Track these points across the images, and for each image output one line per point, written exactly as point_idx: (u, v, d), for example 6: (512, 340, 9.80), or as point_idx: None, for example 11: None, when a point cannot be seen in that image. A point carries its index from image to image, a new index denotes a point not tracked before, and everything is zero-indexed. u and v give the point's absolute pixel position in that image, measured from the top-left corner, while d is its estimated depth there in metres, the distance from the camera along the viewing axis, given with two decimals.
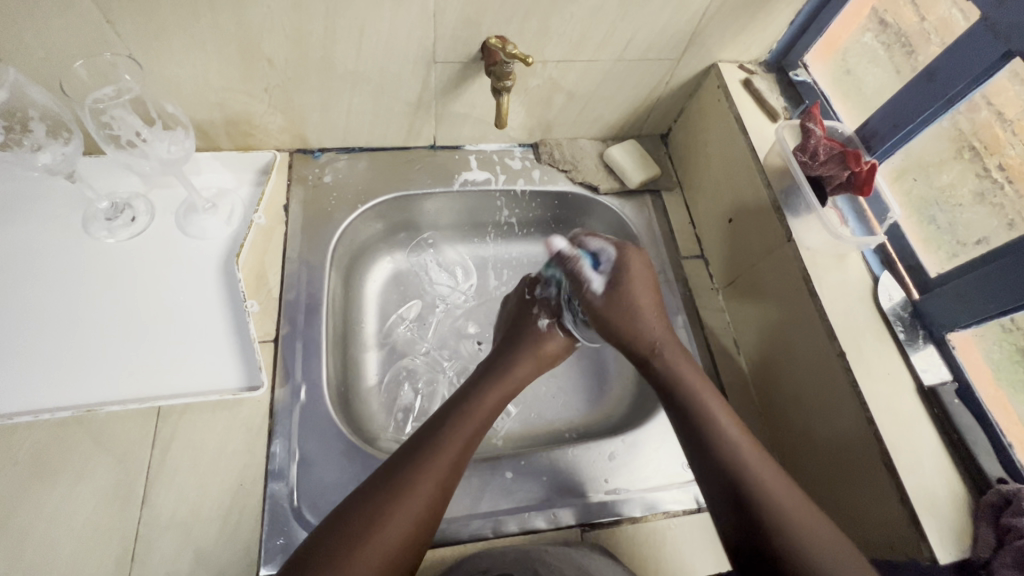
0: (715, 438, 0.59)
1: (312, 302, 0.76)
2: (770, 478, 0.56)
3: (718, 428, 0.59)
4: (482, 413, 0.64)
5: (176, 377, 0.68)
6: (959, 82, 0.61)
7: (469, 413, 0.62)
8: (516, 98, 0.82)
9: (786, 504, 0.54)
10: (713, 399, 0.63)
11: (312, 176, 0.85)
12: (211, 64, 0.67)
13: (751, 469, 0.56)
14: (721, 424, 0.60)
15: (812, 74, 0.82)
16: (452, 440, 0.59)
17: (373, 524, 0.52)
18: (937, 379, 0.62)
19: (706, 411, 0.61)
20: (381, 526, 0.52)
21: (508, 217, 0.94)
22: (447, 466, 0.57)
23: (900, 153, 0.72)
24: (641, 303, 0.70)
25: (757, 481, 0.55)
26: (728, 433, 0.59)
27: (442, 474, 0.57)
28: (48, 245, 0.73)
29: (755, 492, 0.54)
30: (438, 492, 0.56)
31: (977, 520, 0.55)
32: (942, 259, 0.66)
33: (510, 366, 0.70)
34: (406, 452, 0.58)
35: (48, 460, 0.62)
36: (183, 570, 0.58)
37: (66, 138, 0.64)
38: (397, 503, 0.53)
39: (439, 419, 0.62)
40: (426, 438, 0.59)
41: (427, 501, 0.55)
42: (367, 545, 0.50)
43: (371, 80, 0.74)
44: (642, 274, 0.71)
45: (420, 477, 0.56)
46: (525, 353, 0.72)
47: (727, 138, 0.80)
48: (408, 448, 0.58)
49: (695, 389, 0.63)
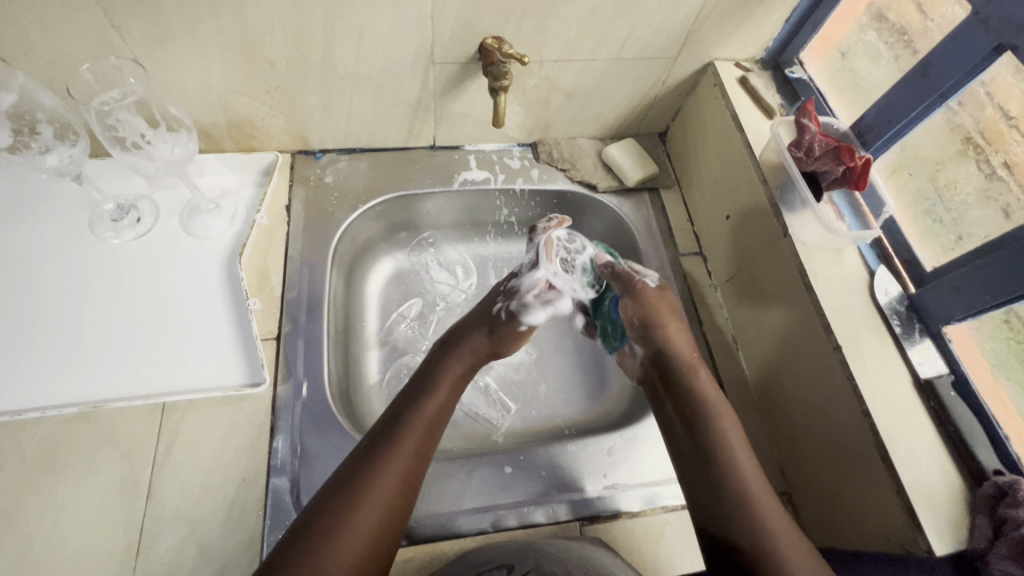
0: (722, 442, 0.59)
1: (314, 300, 0.77)
2: (760, 487, 0.56)
3: (727, 434, 0.60)
4: (440, 401, 0.63)
5: (180, 374, 0.69)
6: (950, 77, 0.62)
7: (426, 402, 0.62)
8: (514, 98, 0.83)
9: (770, 510, 0.54)
10: (725, 406, 0.63)
11: (313, 177, 0.86)
12: (214, 67, 0.68)
13: (746, 475, 0.57)
14: (729, 431, 0.60)
15: (808, 71, 0.84)
16: (412, 430, 0.59)
17: (344, 517, 0.51)
18: (933, 372, 0.63)
19: (720, 423, 0.61)
20: (350, 518, 0.51)
21: (507, 215, 0.95)
22: (411, 455, 0.57)
23: (895, 148, 0.72)
24: (670, 316, 0.72)
25: (749, 487, 0.56)
26: (734, 440, 0.59)
27: (407, 464, 0.57)
28: (57, 245, 0.74)
29: (745, 497, 0.55)
30: (406, 484, 0.56)
31: (974, 512, 0.55)
32: (938, 253, 0.66)
33: (463, 344, 0.70)
34: (366, 445, 0.57)
35: (56, 455, 0.63)
36: (187, 562, 0.59)
37: (73, 141, 0.65)
38: (365, 494, 0.53)
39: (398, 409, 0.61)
40: (384, 432, 0.59)
41: (395, 493, 0.55)
42: (340, 538, 0.50)
43: (371, 81, 0.75)
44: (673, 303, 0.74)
45: (387, 470, 0.55)
46: (478, 338, 0.71)
47: (723, 135, 0.81)
48: (370, 440, 0.58)
49: (707, 393, 0.64)
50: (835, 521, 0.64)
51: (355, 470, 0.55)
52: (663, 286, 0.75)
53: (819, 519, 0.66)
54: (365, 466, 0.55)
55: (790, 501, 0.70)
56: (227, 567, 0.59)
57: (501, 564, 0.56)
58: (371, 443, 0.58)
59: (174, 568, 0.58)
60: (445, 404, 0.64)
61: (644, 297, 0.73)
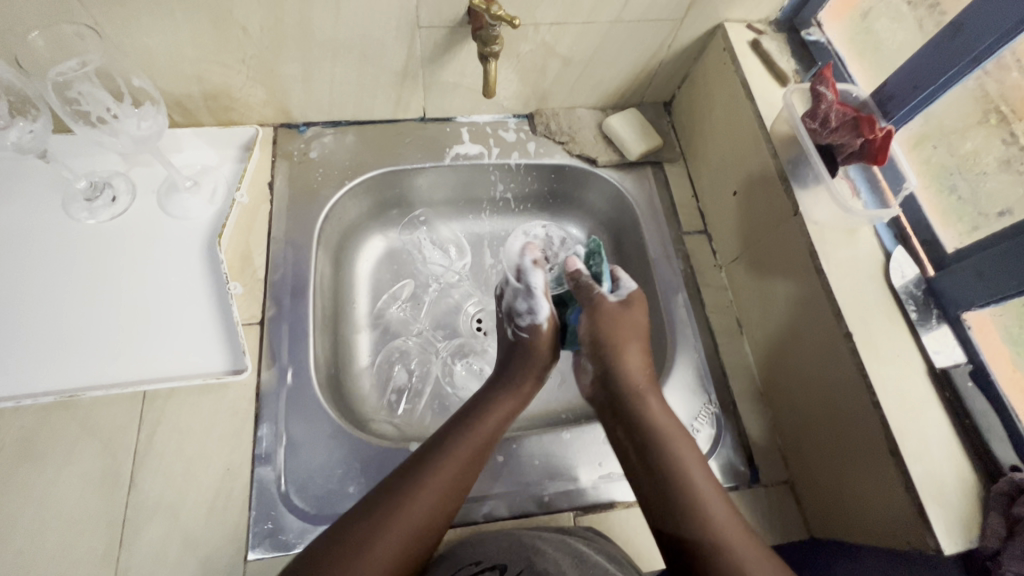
0: (678, 474, 0.55)
1: (299, 282, 0.73)
2: (714, 497, 0.53)
3: (683, 467, 0.56)
4: (487, 431, 0.61)
5: (160, 361, 0.67)
6: (985, 38, 0.56)
7: (473, 428, 0.61)
8: (508, 65, 0.77)
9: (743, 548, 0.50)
10: (675, 428, 0.59)
11: (297, 152, 0.81)
12: (182, 33, 0.63)
13: (711, 509, 0.52)
14: (686, 460, 0.56)
15: (826, 33, 0.77)
16: (454, 456, 0.58)
17: (375, 538, 0.51)
18: (950, 361, 0.59)
19: (669, 441, 0.58)
20: (377, 543, 0.51)
21: (502, 191, 0.90)
22: (451, 481, 0.56)
23: (919, 118, 0.67)
24: (623, 337, 0.67)
25: (715, 523, 0.51)
26: (693, 472, 0.55)
27: (447, 489, 0.56)
28: (30, 226, 0.71)
29: (699, 512, 0.52)
30: (439, 510, 0.55)
31: (987, 509, 0.52)
32: (961, 234, 0.62)
33: (518, 377, 0.68)
34: (409, 467, 0.57)
35: (35, 445, 0.61)
36: (171, 553, 0.58)
37: (33, 116, 0.62)
38: (397, 516, 0.53)
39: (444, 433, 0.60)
40: (431, 453, 0.58)
41: (426, 519, 0.54)
42: (364, 563, 0.49)
43: (353, 48, 0.70)
44: (638, 322, 0.69)
45: (429, 493, 0.55)
46: (529, 377, 0.68)
47: (732, 105, 0.75)
48: (412, 463, 0.57)
49: (660, 426, 0.59)
50: (839, 512, 0.61)
51: (399, 488, 0.55)
52: (629, 300, 0.71)
53: (821, 510, 0.64)
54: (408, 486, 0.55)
55: (791, 489, 0.68)
56: (212, 557, 0.58)
57: (494, 564, 0.53)
58: (417, 464, 0.57)
59: (158, 559, 0.57)
60: (493, 433, 0.62)
61: (600, 311, 0.68)
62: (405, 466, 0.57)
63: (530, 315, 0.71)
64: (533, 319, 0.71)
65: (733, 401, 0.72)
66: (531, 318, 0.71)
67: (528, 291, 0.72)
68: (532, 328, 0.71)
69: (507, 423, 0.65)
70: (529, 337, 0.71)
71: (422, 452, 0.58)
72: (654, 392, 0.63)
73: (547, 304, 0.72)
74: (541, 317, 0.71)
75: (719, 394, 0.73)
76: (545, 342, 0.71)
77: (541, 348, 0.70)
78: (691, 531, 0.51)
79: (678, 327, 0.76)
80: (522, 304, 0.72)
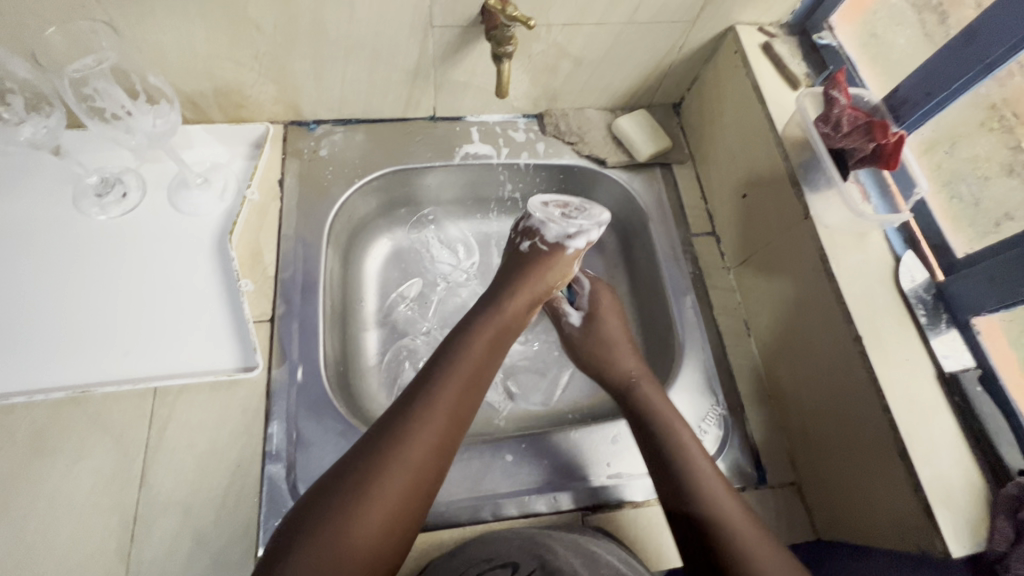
0: (686, 466, 0.59)
1: (309, 280, 0.73)
2: (723, 490, 0.57)
3: (689, 456, 0.59)
4: (473, 359, 0.61)
5: (171, 358, 0.67)
6: (998, 46, 0.57)
7: (462, 358, 0.60)
8: (520, 64, 0.77)
9: (748, 534, 0.54)
10: (676, 416, 0.64)
11: (307, 149, 0.81)
12: (196, 30, 0.63)
13: (712, 492, 0.57)
14: (691, 448, 0.60)
15: (838, 37, 0.77)
16: (447, 389, 0.57)
17: (374, 480, 0.50)
18: (959, 366, 0.59)
19: (676, 430, 0.62)
20: (381, 480, 0.50)
21: (511, 191, 0.90)
22: (449, 417, 0.56)
23: (929, 124, 0.67)
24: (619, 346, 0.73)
25: (722, 509, 0.55)
26: (705, 474, 0.58)
27: (443, 425, 0.55)
28: (41, 223, 0.71)
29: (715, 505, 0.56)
30: (442, 444, 0.54)
31: (994, 513, 0.53)
32: (971, 239, 0.63)
33: (505, 300, 0.68)
34: (404, 404, 0.56)
35: (46, 438, 0.61)
36: (183, 548, 0.58)
37: (48, 111, 0.64)
38: (395, 457, 0.51)
39: (431, 366, 0.59)
40: (420, 392, 0.56)
41: (428, 453, 0.53)
42: (370, 501, 0.49)
43: (366, 46, 0.70)
44: (613, 338, 0.74)
45: (423, 433, 0.53)
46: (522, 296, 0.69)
47: (744, 109, 0.75)
48: (406, 402, 0.56)
49: (668, 422, 0.63)
50: (846, 514, 0.62)
51: (393, 427, 0.53)
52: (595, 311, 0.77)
53: (828, 512, 0.64)
54: (406, 424, 0.53)
55: (798, 491, 0.68)
56: (222, 554, 0.58)
57: (504, 562, 0.53)
58: (410, 401, 0.56)
59: (169, 554, 0.58)
60: (483, 363, 0.62)
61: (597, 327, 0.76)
62: (394, 407, 0.56)
63: (587, 225, 0.72)
64: (563, 240, 0.72)
65: (740, 403, 0.73)
66: (580, 228, 0.72)
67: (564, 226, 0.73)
68: (555, 245, 0.72)
69: (498, 347, 0.65)
70: (552, 251, 0.72)
71: (414, 387, 0.57)
72: (650, 382, 0.68)
73: (586, 237, 0.73)
74: (578, 252, 0.73)
75: (726, 395, 0.73)
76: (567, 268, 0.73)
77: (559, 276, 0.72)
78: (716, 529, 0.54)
79: (686, 328, 0.77)
80: (557, 228, 0.72)
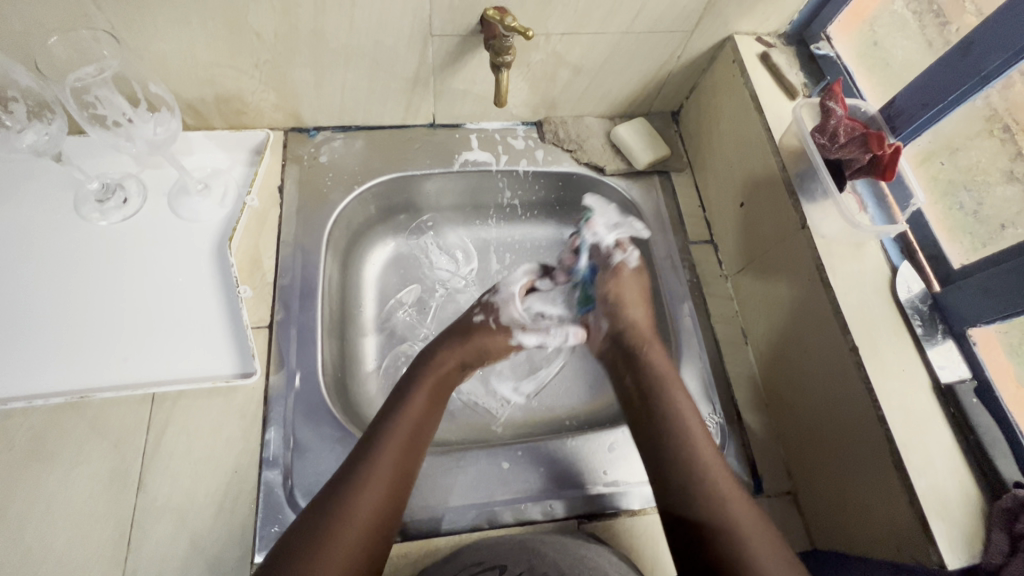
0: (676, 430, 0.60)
1: (308, 286, 0.74)
2: (711, 454, 0.59)
3: (681, 419, 0.61)
4: (417, 406, 0.63)
5: (170, 363, 0.67)
6: (996, 57, 0.57)
7: (408, 404, 0.63)
8: (519, 73, 0.78)
9: (728, 498, 0.55)
10: (674, 380, 0.66)
11: (307, 156, 0.82)
12: (197, 39, 0.64)
13: (701, 455, 0.58)
14: (683, 411, 0.62)
15: (836, 48, 0.78)
16: (397, 431, 0.60)
17: (332, 524, 0.52)
18: (955, 377, 0.60)
19: (672, 395, 0.64)
20: (341, 521, 0.52)
21: (510, 198, 0.91)
22: (400, 454, 0.58)
23: (926, 134, 0.68)
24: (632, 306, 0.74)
25: (707, 471, 0.57)
26: (696, 438, 0.60)
27: (394, 464, 0.57)
28: (42, 228, 0.72)
29: (700, 468, 0.57)
30: (397, 481, 0.57)
31: (990, 525, 0.53)
32: (967, 250, 0.63)
33: (438, 361, 0.69)
34: (355, 452, 0.58)
35: (44, 443, 0.62)
36: (179, 553, 0.58)
37: (49, 119, 0.64)
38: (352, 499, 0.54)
39: (381, 412, 0.62)
40: (372, 436, 0.59)
41: (384, 492, 0.55)
42: (333, 541, 0.51)
43: (366, 54, 0.70)
44: (631, 285, 0.77)
45: (377, 473, 0.56)
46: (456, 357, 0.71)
47: (741, 118, 0.76)
48: (358, 448, 0.58)
49: (665, 385, 0.65)
50: (842, 525, 0.62)
51: (347, 475, 0.56)
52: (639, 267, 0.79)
53: (824, 522, 0.64)
54: (359, 470, 0.56)
55: (794, 500, 0.68)
56: (218, 561, 0.58)
57: (494, 564, 0.54)
58: (357, 451, 0.58)
59: (166, 560, 0.58)
60: (428, 409, 0.64)
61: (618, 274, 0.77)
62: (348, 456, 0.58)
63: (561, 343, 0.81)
64: (515, 330, 0.76)
65: (737, 411, 0.73)
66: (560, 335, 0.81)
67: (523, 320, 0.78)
68: (502, 326, 0.76)
69: (439, 395, 0.67)
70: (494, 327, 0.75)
71: (365, 434, 0.60)
72: (654, 346, 0.70)
73: (535, 339, 0.79)
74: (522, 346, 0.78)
75: (723, 403, 0.73)
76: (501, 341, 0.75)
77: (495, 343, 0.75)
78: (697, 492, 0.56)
79: (683, 336, 0.77)
80: (516, 315, 0.77)
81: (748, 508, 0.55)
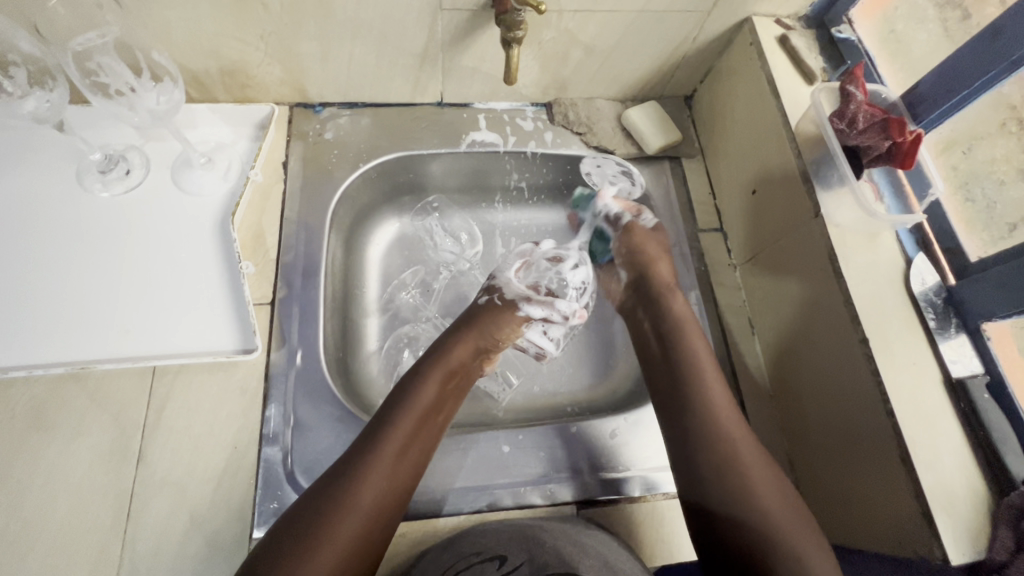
0: (708, 414, 0.61)
1: (311, 264, 0.73)
2: (741, 439, 0.59)
3: (709, 398, 0.62)
4: (423, 400, 0.61)
5: (171, 337, 0.67)
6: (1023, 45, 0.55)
7: (413, 396, 0.61)
8: (529, 51, 0.76)
9: (763, 485, 0.56)
10: (696, 335, 0.68)
11: (312, 132, 0.81)
12: (202, 9, 0.62)
13: (732, 441, 0.59)
14: (717, 396, 0.62)
15: (857, 31, 0.75)
16: (402, 424, 0.59)
17: (323, 528, 0.50)
18: (967, 371, 0.59)
19: (703, 371, 0.64)
20: (332, 524, 0.51)
21: (517, 180, 0.89)
22: (399, 450, 0.57)
23: (948, 122, 0.66)
24: (660, 265, 0.75)
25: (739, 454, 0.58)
26: (724, 420, 0.60)
27: (393, 462, 0.56)
28: (44, 198, 0.71)
29: (728, 447, 0.59)
30: (394, 482, 0.56)
31: (996, 522, 0.52)
32: (985, 243, 0.62)
33: (447, 348, 0.67)
34: (359, 446, 0.57)
35: (46, 414, 0.62)
36: (178, 527, 0.58)
37: (50, 86, 0.63)
38: (347, 501, 0.52)
39: (386, 409, 0.60)
40: (375, 431, 0.58)
41: (377, 494, 0.54)
42: (323, 543, 0.50)
43: (374, 28, 0.69)
44: (651, 242, 0.77)
45: (373, 474, 0.54)
46: (467, 343, 0.68)
47: (757, 102, 0.74)
48: (361, 444, 0.57)
49: (696, 355, 0.66)
50: (846, 518, 0.61)
51: (343, 475, 0.54)
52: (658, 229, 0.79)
53: (828, 514, 0.64)
54: (356, 467, 0.55)
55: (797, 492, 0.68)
56: (218, 535, 0.58)
57: (493, 554, 0.53)
58: (359, 447, 0.57)
59: (166, 531, 0.58)
60: (437, 400, 0.63)
61: (631, 233, 0.78)
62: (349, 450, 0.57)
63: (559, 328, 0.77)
64: (518, 301, 0.73)
65: (742, 400, 0.72)
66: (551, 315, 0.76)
67: (526, 292, 0.74)
68: (508, 304, 0.72)
69: (447, 389, 0.65)
70: (502, 306, 0.72)
71: (370, 429, 0.59)
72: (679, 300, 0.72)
73: (542, 310, 0.74)
74: (529, 318, 0.73)
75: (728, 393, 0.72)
76: (504, 325, 0.71)
77: (499, 330, 0.71)
78: (726, 477, 0.57)
79: None
80: (521, 289, 0.74)
81: (778, 492, 0.56)
